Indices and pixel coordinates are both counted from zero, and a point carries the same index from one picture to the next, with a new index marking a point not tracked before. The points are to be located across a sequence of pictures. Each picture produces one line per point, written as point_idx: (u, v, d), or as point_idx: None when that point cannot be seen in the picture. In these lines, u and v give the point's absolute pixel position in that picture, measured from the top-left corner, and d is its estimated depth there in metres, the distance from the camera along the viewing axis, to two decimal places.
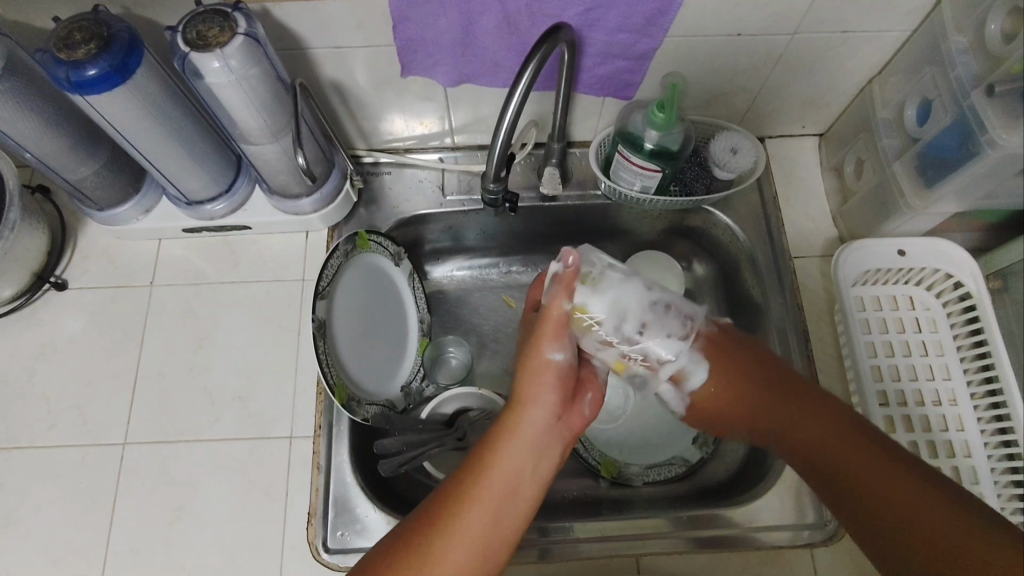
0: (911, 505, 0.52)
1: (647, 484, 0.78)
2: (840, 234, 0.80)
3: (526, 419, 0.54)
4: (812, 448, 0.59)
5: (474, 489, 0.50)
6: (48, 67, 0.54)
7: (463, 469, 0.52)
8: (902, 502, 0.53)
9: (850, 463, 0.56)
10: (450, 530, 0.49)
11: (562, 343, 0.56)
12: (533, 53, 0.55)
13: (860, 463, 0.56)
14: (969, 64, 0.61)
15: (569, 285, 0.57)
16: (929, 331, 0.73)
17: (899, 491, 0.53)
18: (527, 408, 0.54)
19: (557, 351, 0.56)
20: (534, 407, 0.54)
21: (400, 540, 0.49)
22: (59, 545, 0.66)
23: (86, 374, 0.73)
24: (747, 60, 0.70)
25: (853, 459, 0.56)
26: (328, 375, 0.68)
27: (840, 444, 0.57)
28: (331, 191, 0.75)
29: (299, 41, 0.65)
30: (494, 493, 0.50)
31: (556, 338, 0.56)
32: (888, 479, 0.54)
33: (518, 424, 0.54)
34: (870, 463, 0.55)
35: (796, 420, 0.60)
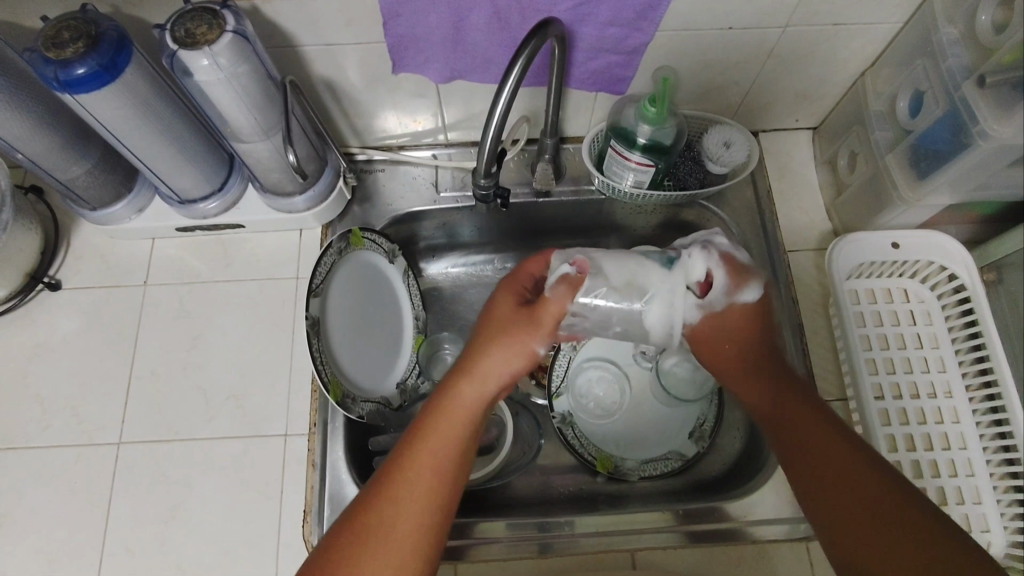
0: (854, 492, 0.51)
1: (642, 478, 0.78)
2: (834, 227, 0.80)
3: (469, 395, 0.56)
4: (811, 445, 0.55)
5: (419, 462, 0.52)
6: (37, 66, 0.54)
7: (409, 444, 0.53)
8: (849, 483, 0.52)
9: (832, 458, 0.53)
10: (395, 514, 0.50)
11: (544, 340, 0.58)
12: (522, 49, 0.55)
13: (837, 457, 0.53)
14: (960, 55, 0.61)
15: (574, 284, 0.58)
16: (924, 323, 0.73)
17: (850, 477, 0.52)
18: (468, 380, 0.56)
19: (540, 344, 0.57)
20: (482, 379, 0.56)
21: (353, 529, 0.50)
22: (54, 546, 0.66)
23: (80, 375, 0.73)
24: (739, 53, 0.70)
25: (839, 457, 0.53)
26: (322, 372, 0.68)
27: (825, 438, 0.55)
28: (324, 189, 0.75)
29: (289, 39, 0.65)
30: (428, 471, 0.52)
31: (544, 327, 0.58)
32: (841, 467, 0.53)
33: (453, 404, 0.55)
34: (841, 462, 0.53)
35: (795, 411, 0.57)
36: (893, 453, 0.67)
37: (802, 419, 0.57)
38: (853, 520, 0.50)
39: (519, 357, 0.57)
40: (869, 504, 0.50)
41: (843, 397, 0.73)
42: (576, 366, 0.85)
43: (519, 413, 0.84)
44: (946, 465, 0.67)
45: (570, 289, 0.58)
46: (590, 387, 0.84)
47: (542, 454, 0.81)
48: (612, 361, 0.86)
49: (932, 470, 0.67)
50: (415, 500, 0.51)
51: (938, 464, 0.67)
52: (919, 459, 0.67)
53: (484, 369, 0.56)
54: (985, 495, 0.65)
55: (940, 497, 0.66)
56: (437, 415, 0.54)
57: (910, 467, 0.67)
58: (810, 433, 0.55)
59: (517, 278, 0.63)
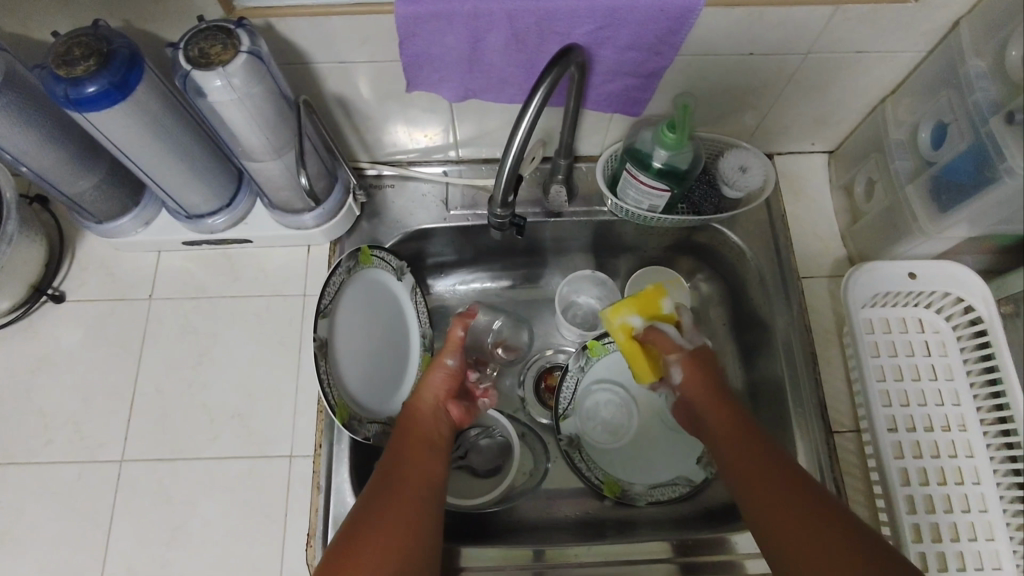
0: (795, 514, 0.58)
1: (650, 504, 0.76)
2: (849, 254, 0.79)
3: (421, 419, 0.71)
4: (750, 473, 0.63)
5: (393, 471, 0.65)
6: (47, 84, 0.53)
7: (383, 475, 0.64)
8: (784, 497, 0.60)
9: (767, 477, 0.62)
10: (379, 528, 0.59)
11: (455, 358, 0.76)
12: (543, 76, 0.54)
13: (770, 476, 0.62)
14: (986, 89, 0.60)
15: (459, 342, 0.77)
16: (938, 354, 0.72)
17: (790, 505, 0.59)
18: (418, 409, 0.73)
19: (451, 358, 0.76)
20: (424, 403, 0.73)
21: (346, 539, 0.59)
22: (53, 565, 0.65)
23: (83, 390, 0.72)
24: (759, 78, 0.69)
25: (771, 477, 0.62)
26: (328, 394, 0.67)
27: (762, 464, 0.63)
28: (334, 206, 0.74)
29: (303, 55, 0.64)
30: (403, 476, 0.64)
31: (450, 350, 0.77)
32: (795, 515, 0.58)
33: (408, 432, 0.70)
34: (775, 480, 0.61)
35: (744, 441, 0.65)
36: (906, 487, 0.66)
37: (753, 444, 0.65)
38: (814, 564, 0.55)
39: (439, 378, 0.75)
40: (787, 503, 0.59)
41: (856, 428, 0.72)
42: (583, 388, 0.84)
43: (525, 434, 0.83)
44: (959, 501, 0.66)
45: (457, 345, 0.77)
46: (598, 410, 0.83)
47: (549, 477, 0.80)
48: (620, 384, 0.85)
49: (945, 506, 0.66)
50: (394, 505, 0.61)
51: (951, 499, 0.66)
52: (932, 493, 0.66)
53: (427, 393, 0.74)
54: (997, 531, 0.65)
55: (952, 533, 0.65)
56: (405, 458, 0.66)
57: (923, 502, 0.66)
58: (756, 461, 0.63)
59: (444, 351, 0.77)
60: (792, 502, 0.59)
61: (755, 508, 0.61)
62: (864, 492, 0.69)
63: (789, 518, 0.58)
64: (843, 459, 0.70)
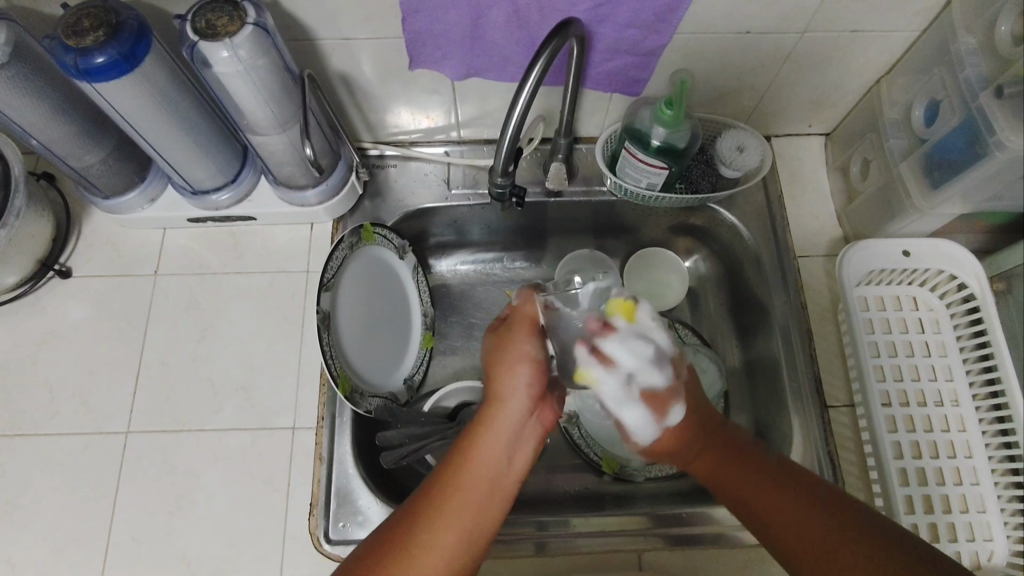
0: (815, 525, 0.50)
1: (647, 480, 0.78)
2: (845, 233, 0.80)
3: (503, 406, 0.54)
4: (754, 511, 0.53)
5: (466, 465, 0.52)
6: (57, 54, 0.54)
7: (436, 476, 0.52)
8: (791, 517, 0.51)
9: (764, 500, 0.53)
10: (414, 540, 0.48)
11: (539, 340, 0.56)
12: (543, 49, 0.56)
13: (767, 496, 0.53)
14: (979, 65, 0.61)
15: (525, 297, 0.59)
16: (932, 331, 0.73)
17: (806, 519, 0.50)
18: (501, 404, 0.54)
19: (534, 346, 0.56)
20: (509, 400, 0.54)
21: (378, 538, 0.49)
22: (61, 533, 0.67)
23: (89, 363, 0.73)
24: (756, 57, 0.70)
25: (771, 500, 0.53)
26: (331, 366, 0.68)
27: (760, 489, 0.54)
28: (337, 182, 0.75)
29: (307, 32, 0.65)
30: (483, 475, 0.51)
31: (528, 329, 0.56)
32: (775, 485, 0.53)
33: (496, 416, 0.54)
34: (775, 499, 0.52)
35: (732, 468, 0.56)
36: (899, 460, 0.67)
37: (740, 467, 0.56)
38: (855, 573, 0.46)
39: (525, 364, 0.55)
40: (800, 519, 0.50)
41: (850, 403, 0.73)
42: None
43: None
44: (951, 473, 0.67)
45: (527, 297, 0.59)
46: None
47: (548, 453, 0.81)
48: None
49: (937, 478, 0.67)
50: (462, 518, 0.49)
51: (943, 472, 0.67)
52: (925, 467, 0.67)
53: (505, 385, 0.55)
54: (988, 503, 0.65)
55: (944, 505, 0.66)
56: (464, 449, 0.53)
57: (916, 475, 0.67)
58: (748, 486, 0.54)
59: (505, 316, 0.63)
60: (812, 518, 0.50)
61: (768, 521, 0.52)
62: (858, 466, 0.70)
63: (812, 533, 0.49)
64: (837, 433, 0.71)
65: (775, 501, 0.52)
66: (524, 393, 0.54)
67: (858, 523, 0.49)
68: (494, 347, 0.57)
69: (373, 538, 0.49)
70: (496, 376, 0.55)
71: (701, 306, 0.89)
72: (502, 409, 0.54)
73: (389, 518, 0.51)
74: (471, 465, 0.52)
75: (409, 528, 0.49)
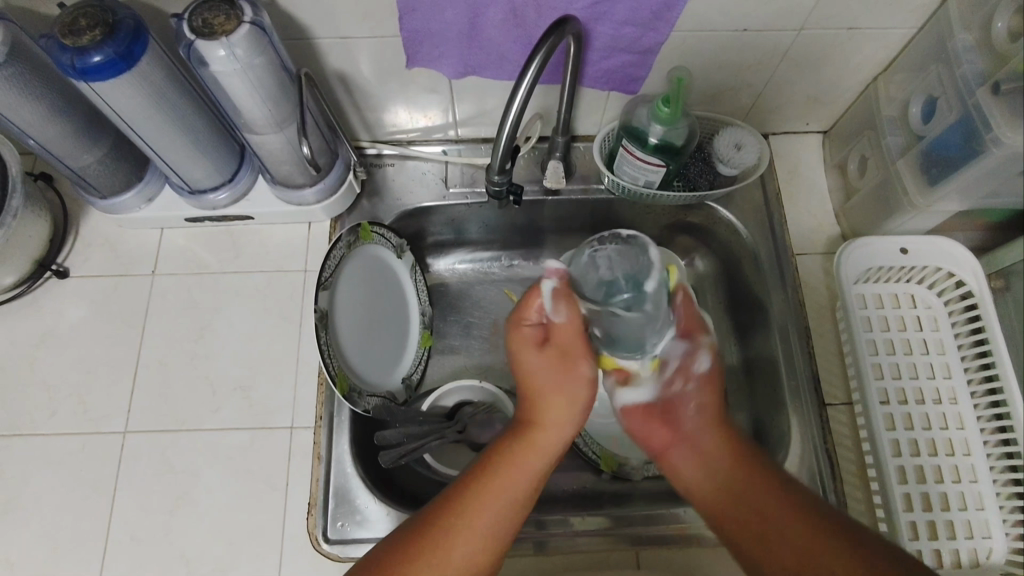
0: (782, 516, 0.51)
1: (646, 479, 0.78)
2: (842, 231, 0.80)
3: (553, 420, 0.58)
4: (721, 496, 0.55)
5: (516, 460, 0.55)
6: (54, 53, 0.54)
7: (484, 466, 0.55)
8: (761, 506, 0.52)
9: (746, 491, 0.54)
10: (465, 524, 0.51)
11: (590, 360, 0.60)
12: (539, 47, 0.56)
13: (743, 487, 0.54)
14: (975, 61, 0.61)
15: (566, 296, 0.60)
16: (930, 329, 0.73)
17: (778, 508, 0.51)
18: (546, 422, 0.58)
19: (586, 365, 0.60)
20: (558, 417, 0.58)
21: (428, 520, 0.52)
22: (59, 533, 0.66)
23: (87, 363, 0.73)
24: (753, 55, 0.70)
25: (750, 488, 0.54)
26: (330, 365, 0.68)
27: (736, 479, 0.55)
28: (334, 182, 0.75)
29: (304, 31, 0.65)
30: (532, 471, 0.55)
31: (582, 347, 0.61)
32: (757, 487, 0.53)
33: (542, 429, 0.58)
34: (749, 490, 0.53)
35: (705, 458, 0.57)
36: (897, 458, 0.67)
37: (715, 452, 0.57)
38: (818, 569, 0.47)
39: (581, 383, 0.60)
40: (767, 519, 0.51)
41: (848, 401, 0.73)
42: None
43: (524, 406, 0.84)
44: (949, 471, 0.67)
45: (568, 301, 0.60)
46: None
47: None
48: None
49: (935, 476, 0.67)
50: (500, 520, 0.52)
51: (941, 470, 0.67)
52: (923, 464, 0.67)
53: (557, 402, 0.59)
54: (987, 501, 0.65)
55: (943, 503, 0.66)
56: (518, 446, 0.56)
57: (914, 473, 0.67)
58: (733, 480, 0.55)
59: (513, 319, 0.61)
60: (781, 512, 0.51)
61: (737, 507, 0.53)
62: (857, 463, 0.70)
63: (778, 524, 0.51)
64: (835, 431, 0.72)
65: (747, 488, 0.54)
66: (574, 413, 0.59)
67: (826, 527, 0.49)
68: (519, 351, 0.60)
69: (420, 519, 0.52)
70: (551, 385, 0.59)
71: (699, 304, 0.89)
72: (541, 425, 0.58)
73: (438, 500, 0.53)
74: (520, 459, 0.55)
75: (459, 513, 0.52)
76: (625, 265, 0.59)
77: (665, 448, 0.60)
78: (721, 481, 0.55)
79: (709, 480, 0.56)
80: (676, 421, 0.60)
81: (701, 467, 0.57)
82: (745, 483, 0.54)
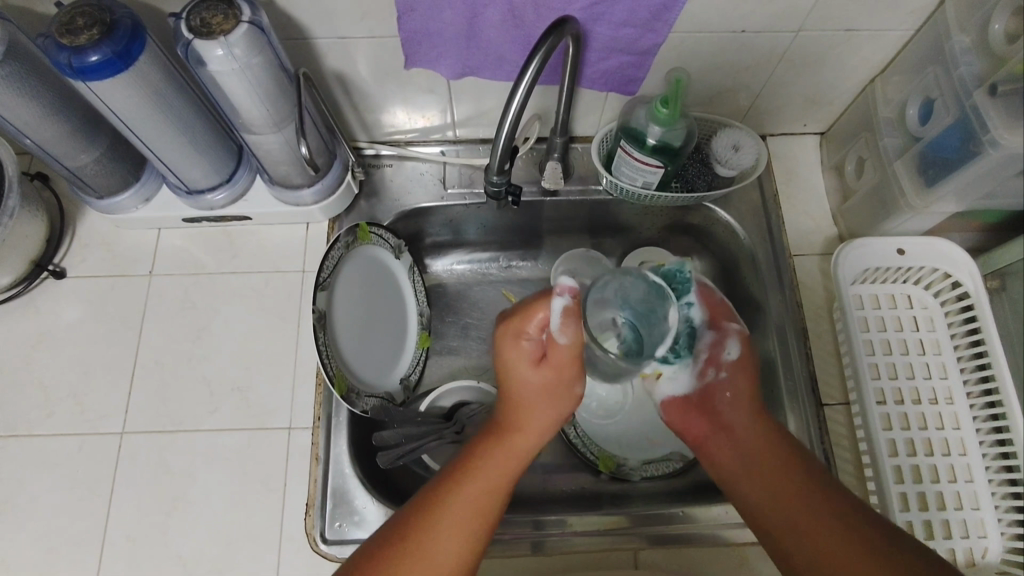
0: (812, 506, 0.55)
1: (644, 479, 0.78)
2: (839, 232, 0.81)
3: (525, 431, 0.58)
4: (753, 490, 0.58)
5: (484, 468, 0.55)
6: (51, 53, 0.54)
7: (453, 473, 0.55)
8: (794, 496, 0.56)
9: (776, 478, 0.58)
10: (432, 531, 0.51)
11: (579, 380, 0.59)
12: (538, 47, 0.56)
13: (779, 477, 0.58)
14: (972, 63, 0.62)
15: (574, 315, 0.54)
16: (926, 329, 0.73)
17: (804, 498, 0.56)
18: (521, 428, 0.58)
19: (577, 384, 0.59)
20: (531, 425, 0.58)
21: (396, 528, 0.52)
22: (56, 535, 0.66)
23: (84, 364, 0.73)
24: (751, 57, 0.70)
25: (781, 478, 0.58)
26: (328, 366, 0.68)
27: (768, 467, 0.59)
28: (332, 182, 0.75)
29: (302, 31, 0.65)
30: (499, 479, 0.55)
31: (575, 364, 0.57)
32: (785, 476, 0.58)
33: (517, 436, 0.57)
34: (783, 478, 0.58)
35: (738, 452, 0.61)
36: (894, 458, 0.67)
37: (750, 444, 0.61)
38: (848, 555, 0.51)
39: (562, 398, 0.58)
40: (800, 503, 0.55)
41: (846, 401, 0.73)
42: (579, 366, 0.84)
43: None
44: (945, 470, 0.67)
45: (574, 318, 0.54)
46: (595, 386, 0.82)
47: (544, 453, 0.81)
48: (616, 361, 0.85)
49: (932, 475, 0.67)
50: (457, 526, 0.52)
51: (938, 469, 0.67)
52: (920, 464, 0.67)
53: (533, 415, 0.58)
54: (983, 500, 0.65)
55: (939, 503, 0.66)
56: (484, 456, 0.56)
57: (911, 472, 0.67)
58: (763, 470, 0.59)
59: (514, 330, 0.57)
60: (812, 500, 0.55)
61: (768, 501, 0.57)
62: (853, 463, 0.70)
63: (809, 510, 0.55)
64: (832, 431, 0.72)
65: (779, 479, 0.58)
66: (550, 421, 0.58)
67: (851, 512, 0.54)
68: (502, 352, 0.58)
69: (389, 527, 0.52)
70: (527, 398, 0.58)
71: None
72: (522, 426, 0.58)
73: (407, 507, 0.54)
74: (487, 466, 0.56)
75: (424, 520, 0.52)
76: (632, 292, 0.61)
77: (700, 439, 0.64)
78: (749, 471, 0.60)
79: (741, 475, 0.60)
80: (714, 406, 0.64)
81: (742, 473, 0.60)
82: (773, 477, 0.58)
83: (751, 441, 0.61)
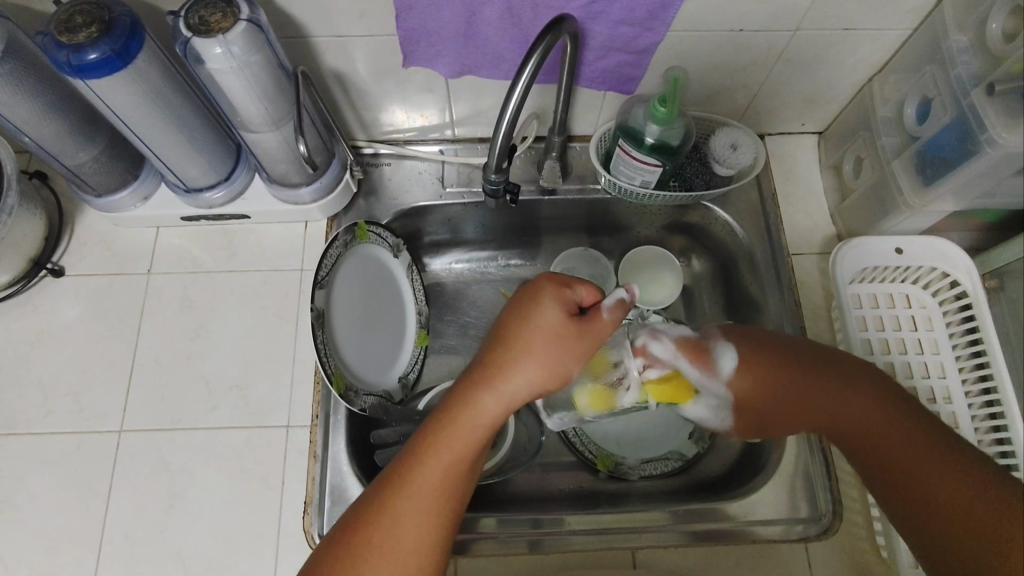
0: (920, 457, 0.55)
1: (642, 478, 0.78)
2: (838, 231, 0.81)
3: (495, 403, 0.55)
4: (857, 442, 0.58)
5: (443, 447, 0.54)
6: (49, 50, 0.54)
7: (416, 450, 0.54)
8: (899, 449, 0.56)
9: (878, 443, 0.57)
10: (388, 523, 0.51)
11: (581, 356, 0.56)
12: (535, 46, 0.56)
13: (879, 437, 0.57)
14: (970, 62, 0.62)
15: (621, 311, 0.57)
16: (924, 328, 0.73)
17: (911, 449, 0.55)
18: (495, 395, 0.55)
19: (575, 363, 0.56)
20: (507, 391, 0.55)
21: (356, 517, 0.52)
22: (55, 533, 0.66)
23: (83, 362, 0.73)
24: (749, 56, 0.70)
25: (884, 440, 0.57)
26: (326, 364, 0.68)
27: (871, 427, 0.57)
28: (331, 181, 0.75)
29: (300, 29, 0.65)
30: (459, 459, 0.54)
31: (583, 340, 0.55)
32: (887, 435, 0.57)
33: (489, 400, 0.55)
34: (885, 439, 0.56)
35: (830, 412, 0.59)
36: None
37: (840, 403, 0.59)
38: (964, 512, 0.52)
39: (543, 367, 0.55)
40: (911, 459, 0.55)
41: None
42: None
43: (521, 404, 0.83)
44: None
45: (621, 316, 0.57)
46: None
47: (542, 452, 0.81)
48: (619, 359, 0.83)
49: None
50: (414, 519, 0.52)
51: None
52: None
53: (508, 384, 0.55)
54: None
55: None
56: (445, 429, 0.54)
57: None
58: (859, 426, 0.58)
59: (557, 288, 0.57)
60: (917, 453, 0.55)
61: (878, 461, 0.57)
62: None
63: (912, 469, 0.54)
64: None
65: (884, 436, 0.57)
66: (529, 393, 0.56)
67: (950, 461, 0.54)
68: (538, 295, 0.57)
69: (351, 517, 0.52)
70: (515, 358, 0.55)
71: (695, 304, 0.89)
72: (496, 394, 0.55)
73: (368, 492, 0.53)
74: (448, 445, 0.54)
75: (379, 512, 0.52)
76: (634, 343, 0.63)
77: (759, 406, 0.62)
78: (839, 428, 0.59)
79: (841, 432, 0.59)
80: (772, 385, 0.61)
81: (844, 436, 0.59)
82: (879, 436, 0.57)
83: (846, 405, 0.59)
